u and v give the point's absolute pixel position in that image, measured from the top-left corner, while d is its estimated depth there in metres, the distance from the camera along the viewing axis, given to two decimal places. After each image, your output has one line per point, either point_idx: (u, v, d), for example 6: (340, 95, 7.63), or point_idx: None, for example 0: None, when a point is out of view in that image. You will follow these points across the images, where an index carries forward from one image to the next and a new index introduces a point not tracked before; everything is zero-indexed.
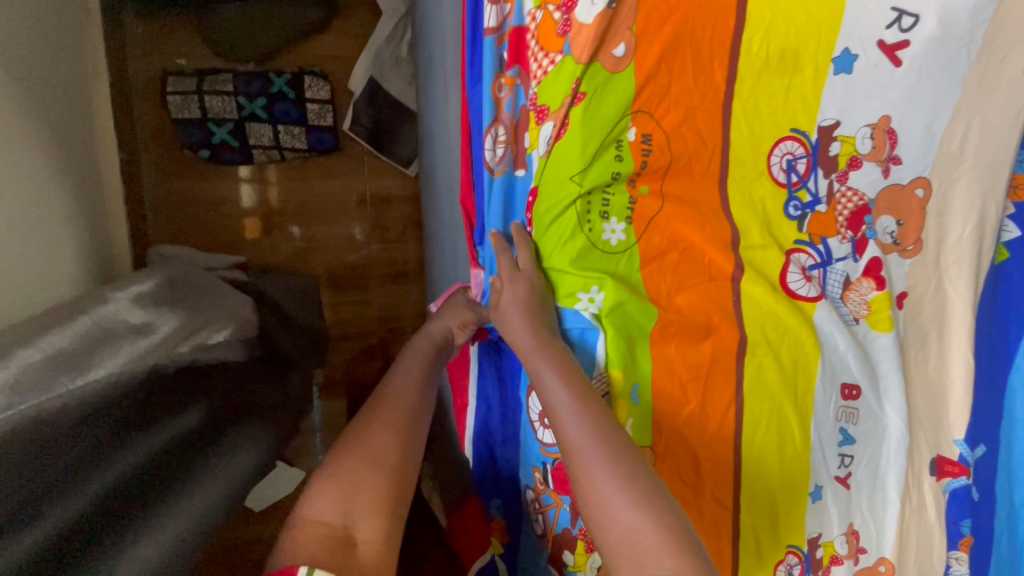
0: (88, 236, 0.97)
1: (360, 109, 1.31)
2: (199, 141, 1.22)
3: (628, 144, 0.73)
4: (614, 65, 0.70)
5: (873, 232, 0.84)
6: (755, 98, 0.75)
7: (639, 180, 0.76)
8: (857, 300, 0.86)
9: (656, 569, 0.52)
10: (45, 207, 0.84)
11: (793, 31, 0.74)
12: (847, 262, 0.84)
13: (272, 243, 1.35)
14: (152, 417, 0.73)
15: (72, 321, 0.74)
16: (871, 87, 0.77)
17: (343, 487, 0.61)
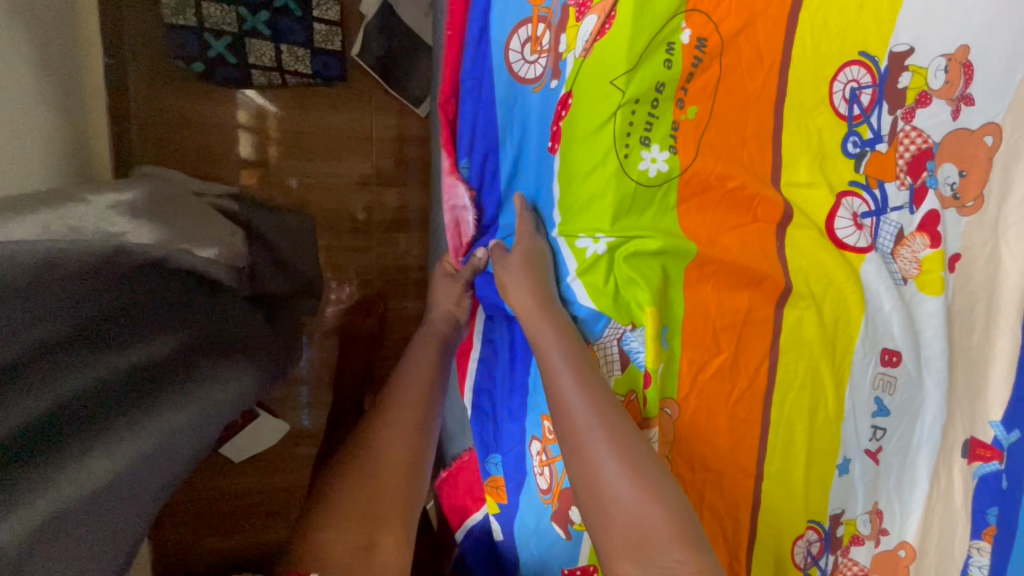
0: (64, 138, 0.88)
1: (370, 35, 1.21)
2: (194, 53, 1.12)
3: (680, 48, 0.64)
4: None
5: (932, 180, 0.72)
6: (824, 10, 0.66)
7: (687, 96, 0.65)
8: (908, 257, 0.76)
9: (665, 559, 0.54)
10: (19, 93, 0.75)
11: None
12: (903, 214, 0.75)
13: (266, 175, 1.26)
14: (118, 327, 0.60)
15: (33, 210, 0.60)
16: (955, 10, 0.67)
17: (361, 489, 0.70)
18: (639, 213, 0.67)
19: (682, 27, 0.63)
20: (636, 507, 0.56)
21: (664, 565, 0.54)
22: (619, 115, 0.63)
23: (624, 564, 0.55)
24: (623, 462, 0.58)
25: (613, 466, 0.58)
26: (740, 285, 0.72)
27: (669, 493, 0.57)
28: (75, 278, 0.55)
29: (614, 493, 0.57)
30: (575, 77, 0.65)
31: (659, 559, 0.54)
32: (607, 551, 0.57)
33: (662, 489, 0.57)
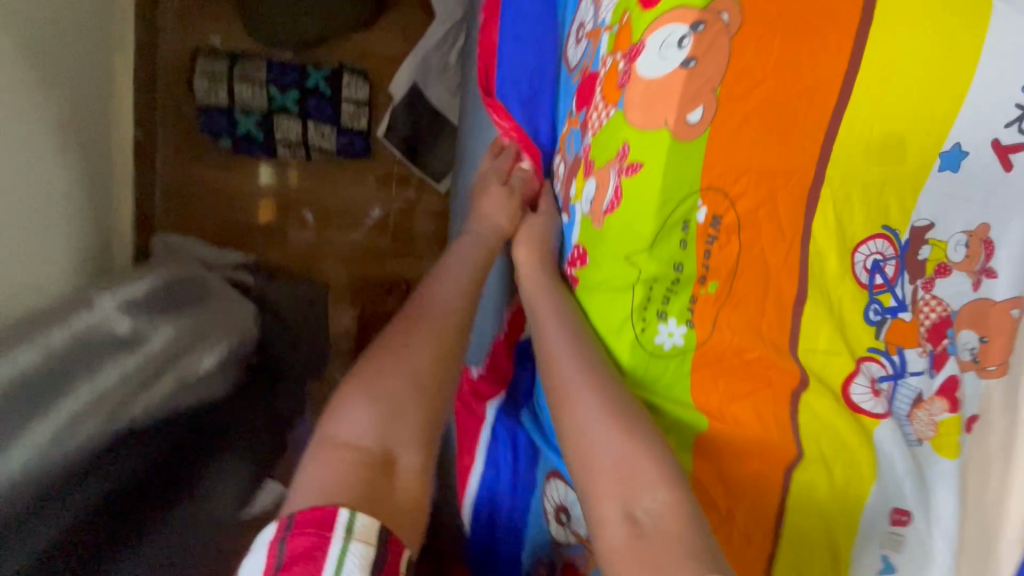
0: (87, 222, 0.90)
1: (396, 117, 1.20)
2: (222, 129, 1.13)
3: (696, 227, 0.61)
4: (683, 130, 0.57)
5: (952, 347, 0.71)
6: (848, 186, 0.64)
7: (708, 274, 0.63)
8: (925, 420, 0.72)
9: (648, 499, 0.50)
10: (45, 191, 0.78)
11: (904, 114, 0.61)
12: (921, 377, 0.72)
13: (282, 241, 1.26)
14: (155, 426, 0.75)
15: (49, 334, 0.69)
16: (974, 191, 0.66)
17: (382, 399, 0.57)
18: (652, 384, 0.66)
19: (698, 205, 0.60)
20: (619, 453, 0.54)
21: (647, 508, 0.50)
22: (637, 288, 0.63)
23: (606, 505, 0.51)
24: (598, 399, 0.58)
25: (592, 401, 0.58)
26: (752, 453, 0.68)
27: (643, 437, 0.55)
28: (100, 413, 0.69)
29: (587, 422, 0.57)
30: (593, 241, 0.66)
31: (638, 498, 0.50)
32: (589, 498, 0.53)
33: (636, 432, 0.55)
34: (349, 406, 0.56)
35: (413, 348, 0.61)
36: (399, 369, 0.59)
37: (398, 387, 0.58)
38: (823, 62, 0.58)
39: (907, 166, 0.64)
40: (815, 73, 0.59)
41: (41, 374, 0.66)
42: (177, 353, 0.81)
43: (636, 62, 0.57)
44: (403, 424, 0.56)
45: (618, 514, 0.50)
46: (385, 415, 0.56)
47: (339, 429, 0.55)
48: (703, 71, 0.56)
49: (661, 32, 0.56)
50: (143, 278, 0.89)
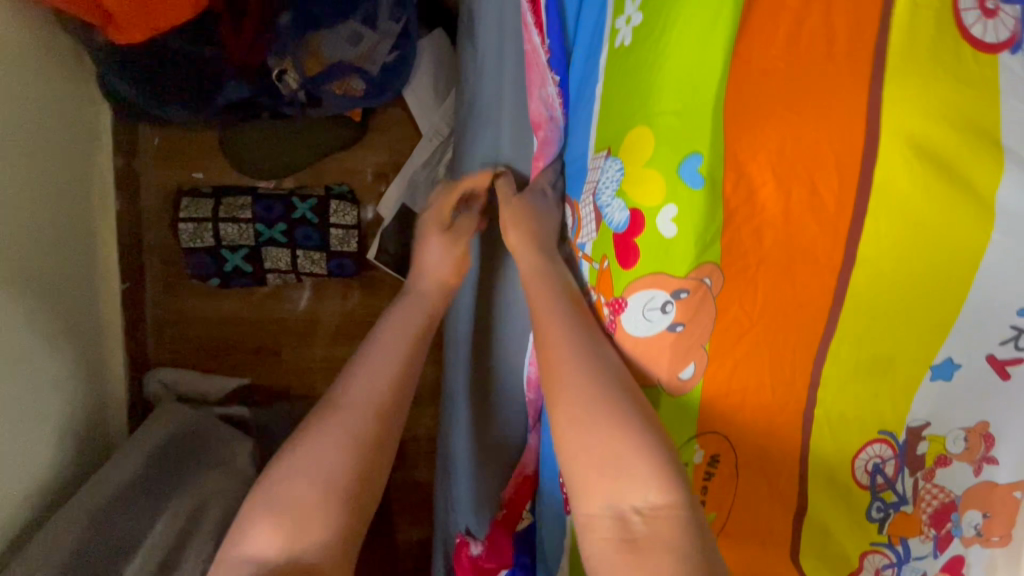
0: (65, 400, 0.91)
1: (386, 238, 1.17)
2: (211, 270, 1.11)
3: (693, 466, 0.61)
4: (677, 386, 0.56)
5: (957, 528, 0.68)
6: (841, 405, 0.62)
7: (707, 503, 0.63)
8: None
9: None
10: (23, 391, 0.79)
11: (890, 337, 0.59)
12: (926, 560, 0.68)
13: (278, 361, 1.23)
14: None
15: (58, 559, 0.79)
16: (971, 399, 0.64)
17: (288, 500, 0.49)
18: None
19: (693, 448, 0.60)
20: None
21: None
22: None
23: None
24: (597, 391, 0.51)
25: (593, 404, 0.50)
26: None
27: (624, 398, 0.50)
28: None
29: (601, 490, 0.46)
30: None
31: (626, 497, 0.45)
32: None
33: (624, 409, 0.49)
34: (262, 513, 0.49)
35: (322, 443, 0.52)
36: (305, 468, 0.50)
37: (307, 491, 0.49)
38: (809, 303, 0.56)
39: (902, 383, 0.62)
40: (803, 312, 0.56)
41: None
42: (176, 543, 0.86)
43: (620, 315, 0.57)
44: (309, 534, 0.48)
45: (607, 514, 0.46)
46: (290, 520, 0.48)
47: (246, 542, 0.49)
48: (692, 330, 0.54)
49: (642, 295, 0.54)
50: (139, 459, 0.97)
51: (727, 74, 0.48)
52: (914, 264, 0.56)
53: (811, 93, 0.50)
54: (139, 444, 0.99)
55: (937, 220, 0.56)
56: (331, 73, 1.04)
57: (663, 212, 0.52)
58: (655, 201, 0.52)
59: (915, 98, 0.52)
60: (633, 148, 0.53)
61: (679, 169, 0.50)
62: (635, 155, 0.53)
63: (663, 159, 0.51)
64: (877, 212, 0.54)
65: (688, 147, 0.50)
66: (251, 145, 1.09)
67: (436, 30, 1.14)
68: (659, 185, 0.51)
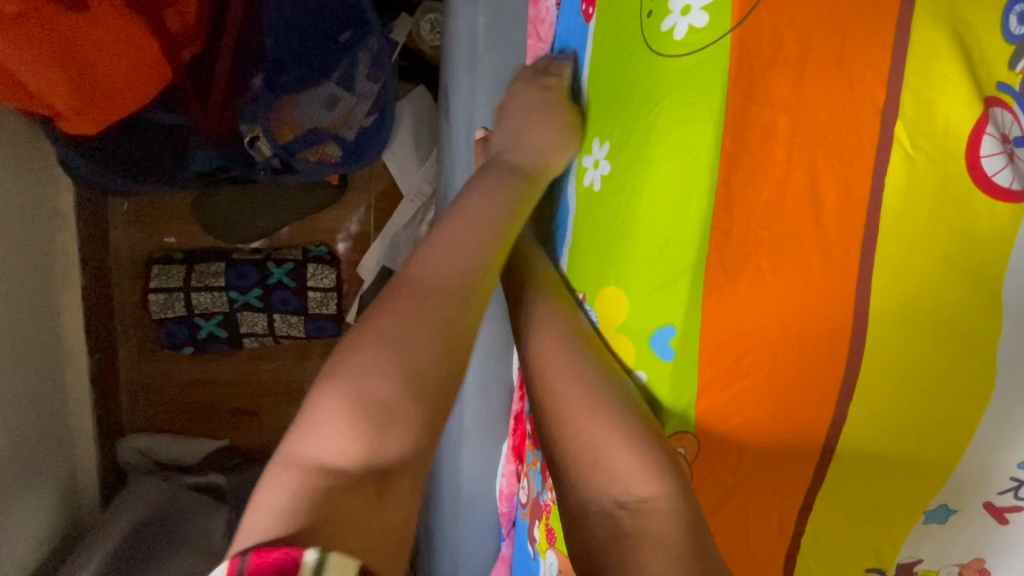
0: (28, 489, 0.88)
1: (366, 300, 1.14)
2: (184, 338, 1.07)
3: None
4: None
5: None
6: (830, 556, 0.57)
7: None
8: None
9: None
10: None
11: (886, 492, 0.54)
12: None
13: (256, 422, 1.19)
14: None
15: None
16: (967, 544, 0.58)
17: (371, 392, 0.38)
18: None
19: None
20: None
21: None
22: None
23: None
24: (544, 318, 0.55)
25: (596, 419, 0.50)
26: None
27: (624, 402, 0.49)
28: None
29: (577, 453, 0.51)
30: None
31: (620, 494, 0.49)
32: None
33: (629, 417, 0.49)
34: (332, 410, 0.37)
35: (410, 332, 0.41)
36: (387, 361, 0.39)
37: (387, 376, 0.39)
38: (794, 463, 0.52)
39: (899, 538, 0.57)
40: (786, 471, 0.52)
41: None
42: None
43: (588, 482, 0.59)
44: (384, 438, 0.37)
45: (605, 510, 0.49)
46: (371, 411, 0.37)
47: (309, 435, 0.36)
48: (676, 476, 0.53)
49: None
50: (103, 545, 0.95)
51: (705, 249, 0.44)
52: (906, 429, 0.52)
53: (794, 262, 0.46)
54: (103, 536, 0.97)
55: (933, 380, 0.51)
56: (306, 140, 1.00)
57: (634, 375, 0.51)
58: (626, 365, 0.52)
59: (916, 252, 0.47)
60: (603, 309, 0.52)
61: (650, 338, 0.49)
62: (607, 316, 0.52)
63: (633, 329, 0.49)
64: (872, 373, 0.49)
65: (660, 321, 0.47)
66: (220, 210, 1.05)
67: (418, 85, 1.09)
68: (631, 351, 0.51)
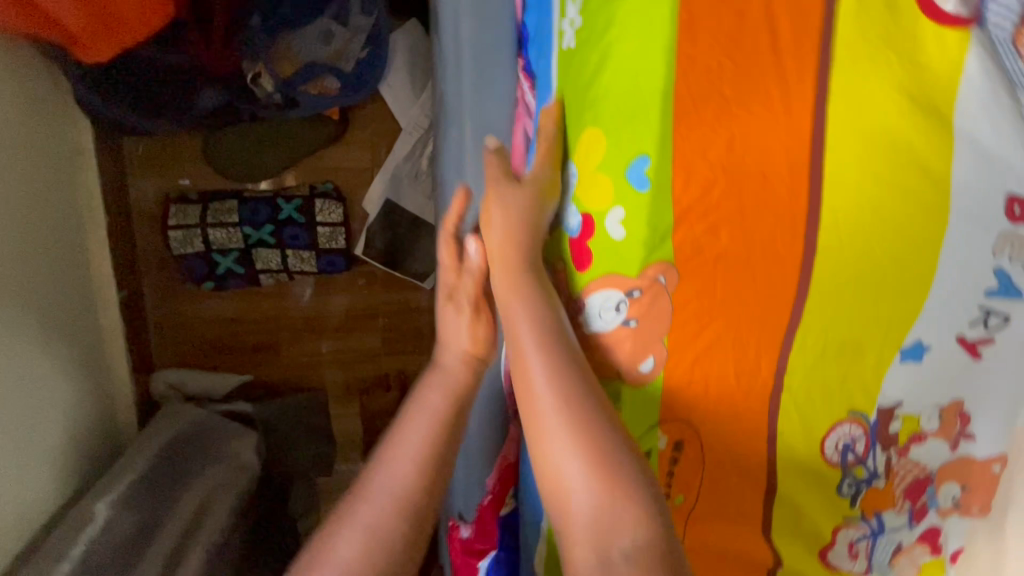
0: (77, 404, 0.97)
1: (373, 233, 1.21)
2: (204, 274, 1.13)
3: (657, 454, 0.62)
4: (638, 378, 0.58)
5: (934, 500, 0.75)
6: (807, 386, 0.64)
7: (673, 492, 0.65)
8: (908, 563, 0.77)
9: None
10: (37, 396, 0.86)
11: (857, 325, 0.61)
12: (901, 531, 0.75)
13: (278, 357, 1.27)
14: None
15: (72, 548, 0.80)
16: (941, 376, 0.65)
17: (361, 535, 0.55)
18: None
19: (659, 436, 0.61)
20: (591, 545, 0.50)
21: None
22: None
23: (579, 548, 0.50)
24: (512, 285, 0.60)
25: (557, 420, 0.53)
26: None
27: (593, 406, 0.53)
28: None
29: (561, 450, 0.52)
30: None
31: (614, 540, 0.48)
32: None
33: (587, 399, 0.54)
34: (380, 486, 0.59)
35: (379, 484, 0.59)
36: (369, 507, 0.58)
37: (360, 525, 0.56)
38: (770, 296, 0.58)
39: (876, 376, 0.66)
40: (755, 315, 0.58)
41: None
42: (190, 526, 0.90)
43: (581, 313, 0.59)
44: (388, 552, 0.55)
45: (593, 558, 0.49)
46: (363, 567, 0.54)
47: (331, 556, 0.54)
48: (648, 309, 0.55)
49: (598, 297, 0.56)
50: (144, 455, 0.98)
51: (671, 78, 0.51)
52: (860, 274, 0.58)
53: (757, 92, 0.51)
54: (141, 449, 1.00)
55: (889, 210, 0.56)
56: (305, 74, 1.04)
57: (610, 214, 0.54)
58: (604, 203, 0.54)
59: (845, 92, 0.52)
60: (585, 153, 0.57)
61: (626, 171, 0.53)
62: (588, 158, 0.56)
63: (612, 164, 0.54)
64: (832, 205, 0.55)
65: (637, 152, 0.52)
66: (231, 150, 1.10)
67: (410, 19, 1.13)
68: (608, 186, 0.54)
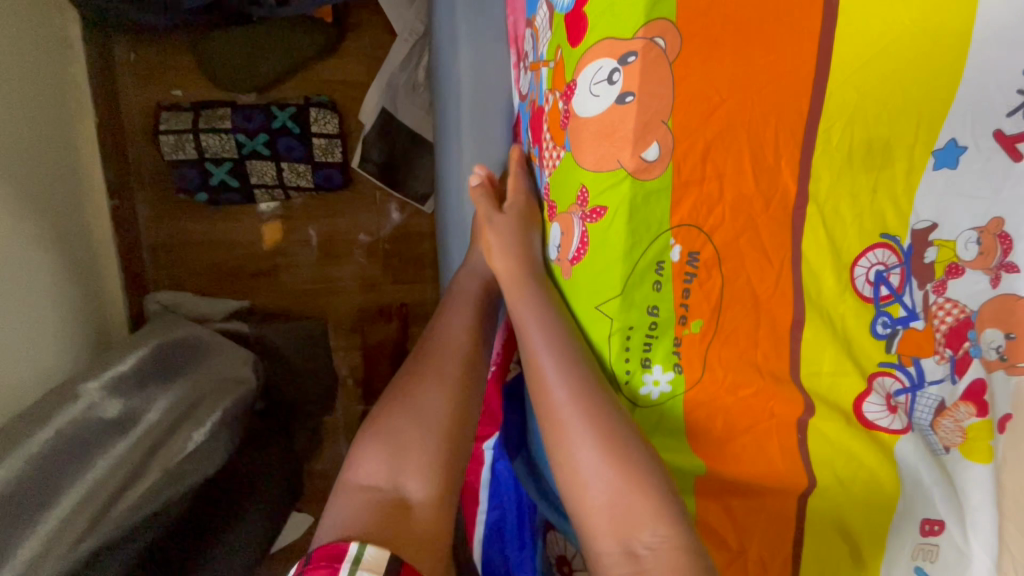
0: (68, 296, 0.93)
1: (369, 144, 1.17)
2: (197, 184, 1.10)
3: (670, 266, 0.58)
4: (640, 170, 0.53)
5: (976, 348, 0.64)
6: (836, 196, 0.58)
7: (689, 316, 0.60)
8: (951, 427, 0.65)
9: (649, 534, 0.50)
10: (27, 274, 0.83)
11: (887, 116, 0.55)
12: (943, 385, 0.65)
13: (274, 282, 1.23)
14: (189, 469, 0.84)
15: (51, 419, 0.76)
16: (982, 185, 0.59)
17: (390, 443, 0.59)
18: (653, 427, 0.64)
19: (671, 243, 0.57)
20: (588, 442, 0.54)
21: (646, 542, 0.50)
22: (613, 341, 0.60)
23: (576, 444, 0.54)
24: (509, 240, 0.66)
25: (579, 427, 0.54)
26: (761, 486, 0.65)
27: (610, 414, 0.55)
28: (130, 466, 0.78)
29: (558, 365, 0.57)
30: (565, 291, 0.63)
31: (637, 534, 0.51)
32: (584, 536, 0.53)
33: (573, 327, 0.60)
34: (421, 402, 0.61)
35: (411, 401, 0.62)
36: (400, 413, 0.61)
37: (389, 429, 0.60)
38: (787, 77, 0.53)
39: (911, 185, 0.59)
40: (772, 99, 0.53)
41: (23, 493, 0.68)
42: (175, 420, 0.86)
43: (572, 100, 0.56)
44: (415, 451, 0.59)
45: (618, 551, 0.51)
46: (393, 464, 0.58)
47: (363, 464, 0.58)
48: (648, 77, 0.51)
49: (591, 68, 0.53)
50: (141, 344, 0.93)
51: None
52: (890, 50, 0.53)
53: None
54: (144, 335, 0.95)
55: None
56: None
57: None
58: None
59: None
60: None
61: None
62: None
63: None
64: None
65: None
66: (218, 51, 1.06)
67: None
68: None
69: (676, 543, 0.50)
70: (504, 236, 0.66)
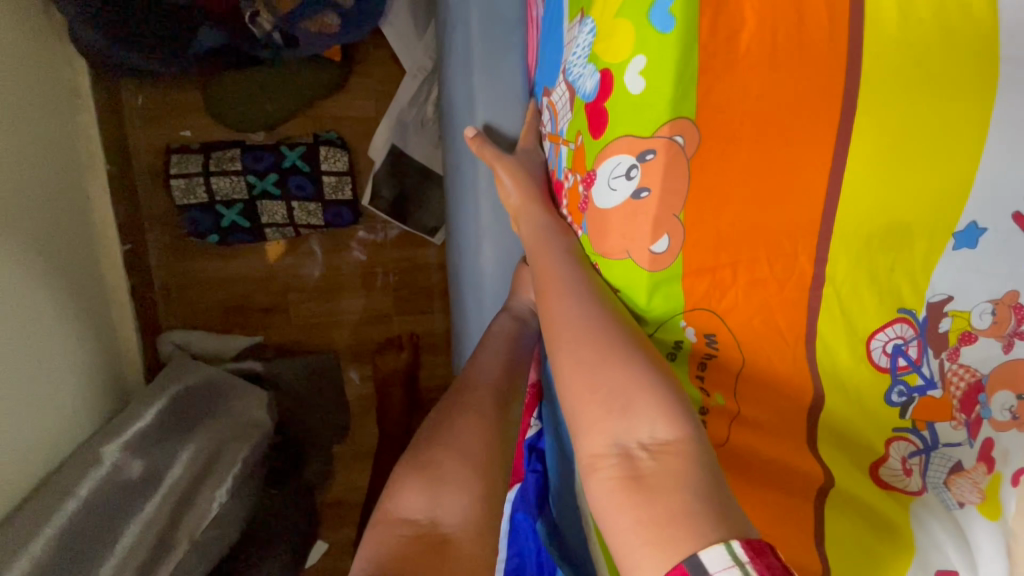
0: (84, 349, 0.94)
1: (379, 182, 1.17)
2: (208, 226, 1.11)
3: (688, 346, 0.60)
4: (652, 263, 0.54)
5: (989, 411, 0.62)
6: (853, 275, 0.58)
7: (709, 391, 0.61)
8: (967, 487, 0.62)
9: (648, 432, 0.45)
10: (46, 332, 0.83)
11: (905, 200, 0.55)
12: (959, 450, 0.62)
13: (286, 317, 1.23)
14: (214, 523, 0.86)
15: (77, 488, 0.78)
16: (1002, 261, 0.59)
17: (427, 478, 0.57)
18: None
19: (684, 327, 0.58)
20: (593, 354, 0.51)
21: (644, 437, 0.45)
22: None
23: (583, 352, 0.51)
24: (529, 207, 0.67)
25: (576, 344, 0.52)
26: None
27: (616, 333, 0.52)
28: (160, 529, 0.81)
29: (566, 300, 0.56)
30: None
31: (634, 432, 0.46)
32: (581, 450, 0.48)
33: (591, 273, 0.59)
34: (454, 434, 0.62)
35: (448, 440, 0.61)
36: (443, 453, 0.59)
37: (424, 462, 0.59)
38: (807, 165, 0.53)
39: (927, 263, 0.59)
40: (793, 187, 0.54)
41: (57, 565, 0.71)
42: (198, 475, 0.88)
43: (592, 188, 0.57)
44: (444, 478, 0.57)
45: (611, 451, 0.45)
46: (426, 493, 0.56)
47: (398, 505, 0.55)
48: (658, 174, 0.51)
49: (610, 162, 0.54)
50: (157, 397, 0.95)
51: None
52: (909, 137, 0.53)
53: None
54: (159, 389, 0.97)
55: (937, 62, 0.52)
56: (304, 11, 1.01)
57: (630, 65, 0.51)
58: (624, 54, 0.51)
59: None
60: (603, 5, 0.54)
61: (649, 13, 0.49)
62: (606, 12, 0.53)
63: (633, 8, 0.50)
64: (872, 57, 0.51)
65: None
66: (226, 92, 1.05)
67: None
68: (629, 34, 0.51)
69: (679, 445, 0.44)
70: (530, 205, 0.67)
